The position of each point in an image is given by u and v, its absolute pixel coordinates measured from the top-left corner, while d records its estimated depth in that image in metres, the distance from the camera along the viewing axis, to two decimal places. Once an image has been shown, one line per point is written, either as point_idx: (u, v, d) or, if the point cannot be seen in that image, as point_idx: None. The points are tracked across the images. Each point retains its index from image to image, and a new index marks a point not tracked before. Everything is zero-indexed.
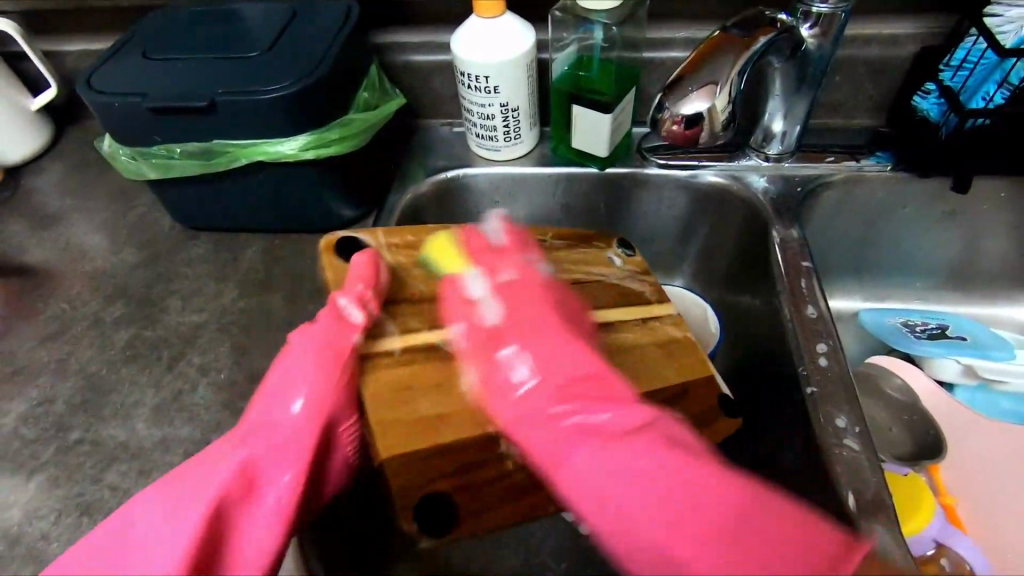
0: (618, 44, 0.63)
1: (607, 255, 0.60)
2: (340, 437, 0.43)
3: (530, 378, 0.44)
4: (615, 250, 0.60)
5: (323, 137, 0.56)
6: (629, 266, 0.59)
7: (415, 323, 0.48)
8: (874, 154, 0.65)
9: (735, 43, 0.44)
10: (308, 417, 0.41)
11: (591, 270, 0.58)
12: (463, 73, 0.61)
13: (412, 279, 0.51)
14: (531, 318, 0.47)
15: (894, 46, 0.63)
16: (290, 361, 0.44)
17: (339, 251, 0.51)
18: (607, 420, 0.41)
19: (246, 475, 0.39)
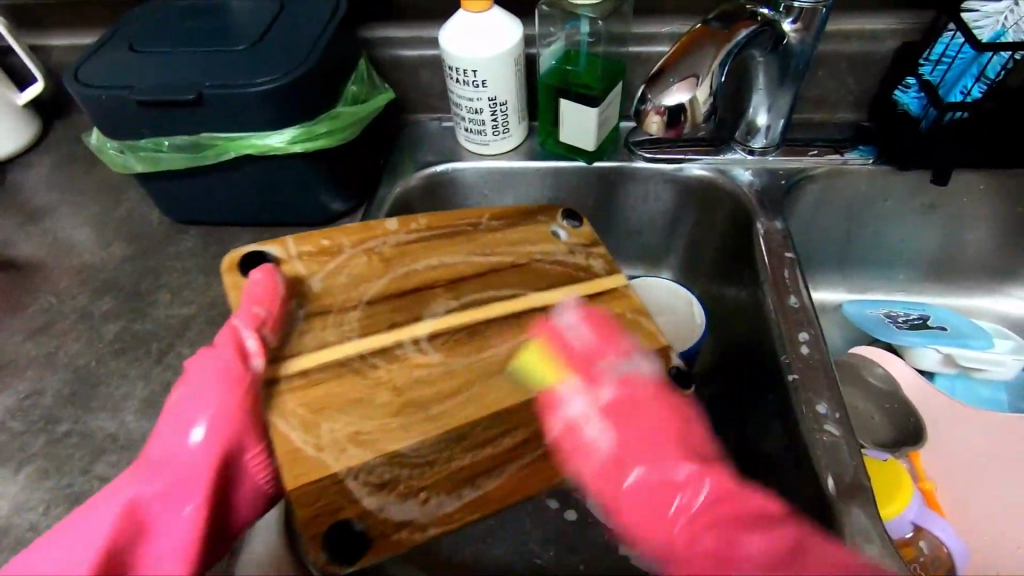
0: (604, 37, 0.64)
1: (550, 230, 0.56)
2: (250, 465, 0.42)
3: (601, 435, 0.45)
4: (560, 222, 0.57)
5: (312, 131, 0.56)
6: (574, 240, 0.56)
7: (329, 335, 0.46)
8: (857, 147, 0.66)
9: (715, 37, 0.44)
10: (207, 447, 0.40)
11: (532, 249, 0.54)
12: (451, 67, 0.62)
13: (329, 290, 0.49)
14: (649, 425, 0.45)
15: (875, 42, 0.64)
16: (187, 386, 0.42)
17: (243, 267, 0.48)
18: (682, 478, 0.43)
19: (132, 517, 0.37)
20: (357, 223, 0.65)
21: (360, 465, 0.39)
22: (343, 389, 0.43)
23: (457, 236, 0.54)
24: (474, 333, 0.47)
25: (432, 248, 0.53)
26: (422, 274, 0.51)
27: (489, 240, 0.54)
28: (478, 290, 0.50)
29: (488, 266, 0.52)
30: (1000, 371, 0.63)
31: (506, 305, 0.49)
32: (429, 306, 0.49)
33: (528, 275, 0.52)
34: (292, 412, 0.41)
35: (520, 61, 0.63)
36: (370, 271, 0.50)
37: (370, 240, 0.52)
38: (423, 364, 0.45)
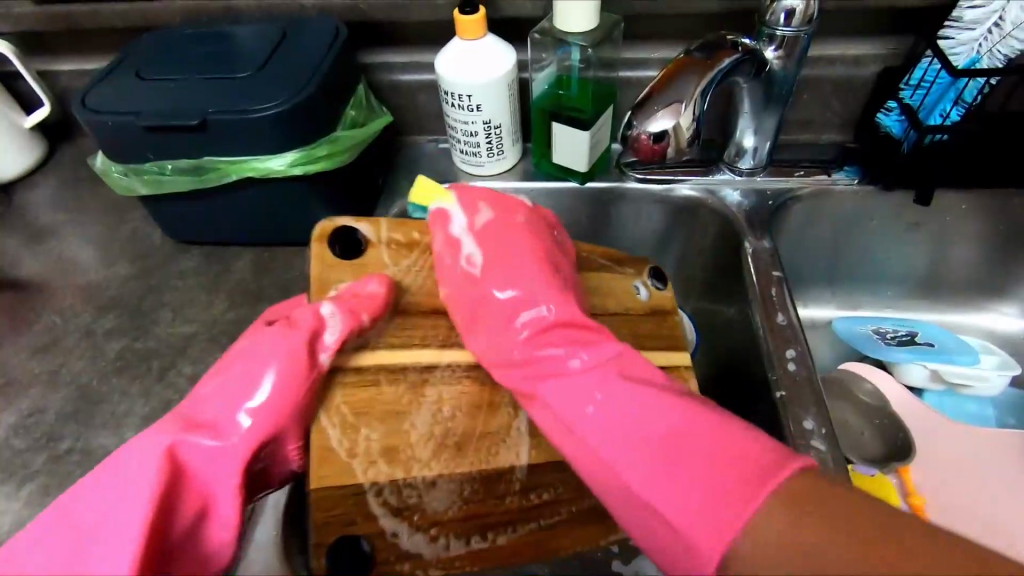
0: (593, 64, 0.64)
1: (634, 285, 0.57)
2: (285, 452, 0.45)
3: (511, 292, 0.49)
4: (644, 280, 0.58)
5: (312, 154, 0.58)
6: (652, 299, 0.56)
7: (401, 338, 0.49)
8: (843, 168, 0.68)
9: (699, 65, 0.46)
10: (261, 424, 0.43)
11: (610, 305, 0.56)
12: (447, 92, 0.64)
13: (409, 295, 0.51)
14: (506, 248, 0.52)
15: (858, 66, 0.66)
16: (252, 355, 0.45)
17: (332, 243, 0.52)
18: (579, 361, 0.46)
19: (178, 473, 0.41)
20: None
21: (381, 483, 0.43)
22: (383, 414, 0.45)
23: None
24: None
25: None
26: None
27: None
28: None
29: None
30: (988, 386, 0.65)
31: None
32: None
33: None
34: (336, 416, 0.45)
35: (513, 85, 0.65)
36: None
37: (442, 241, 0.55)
38: (469, 387, 0.48)
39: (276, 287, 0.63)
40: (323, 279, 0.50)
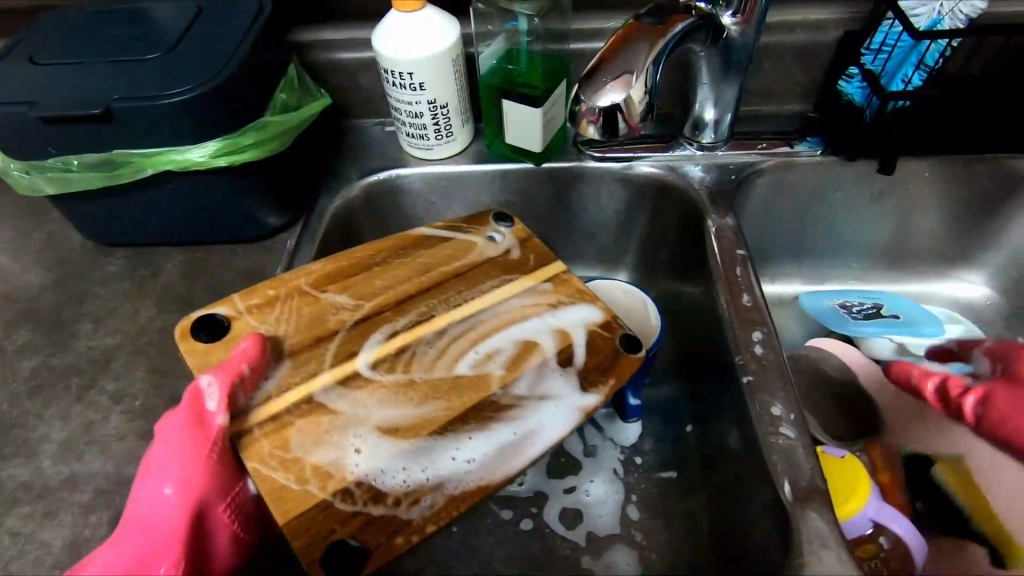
0: (541, 36, 0.61)
1: (485, 238, 0.56)
2: (223, 514, 0.41)
3: None
4: (493, 227, 0.57)
5: (237, 143, 0.53)
6: (509, 240, 0.56)
7: (300, 373, 0.44)
8: (805, 140, 0.66)
9: (648, 32, 0.42)
10: (179, 507, 0.39)
11: (461, 262, 0.54)
12: (387, 70, 0.59)
13: (289, 334, 0.47)
14: None
15: (818, 32, 0.63)
16: (161, 448, 0.41)
17: (196, 332, 0.46)
18: None
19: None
20: (296, 238, 0.61)
21: (347, 483, 0.40)
22: (314, 436, 0.41)
23: (402, 255, 0.54)
24: (420, 336, 0.48)
25: (379, 272, 0.52)
26: (369, 297, 0.50)
27: (431, 250, 0.54)
28: (452, 296, 0.51)
29: (436, 280, 0.52)
30: None
31: (456, 310, 0.50)
32: (375, 331, 0.48)
33: (474, 280, 0.52)
34: (269, 457, 0.40)
35: (459, 61, 0.60)
36: (319, 308, 0.49)
37: (305, 267, 0.52)
38: (388, 377, 0.45)
39: (209, 289, 0.58)
40: (201, 364, 0.44)
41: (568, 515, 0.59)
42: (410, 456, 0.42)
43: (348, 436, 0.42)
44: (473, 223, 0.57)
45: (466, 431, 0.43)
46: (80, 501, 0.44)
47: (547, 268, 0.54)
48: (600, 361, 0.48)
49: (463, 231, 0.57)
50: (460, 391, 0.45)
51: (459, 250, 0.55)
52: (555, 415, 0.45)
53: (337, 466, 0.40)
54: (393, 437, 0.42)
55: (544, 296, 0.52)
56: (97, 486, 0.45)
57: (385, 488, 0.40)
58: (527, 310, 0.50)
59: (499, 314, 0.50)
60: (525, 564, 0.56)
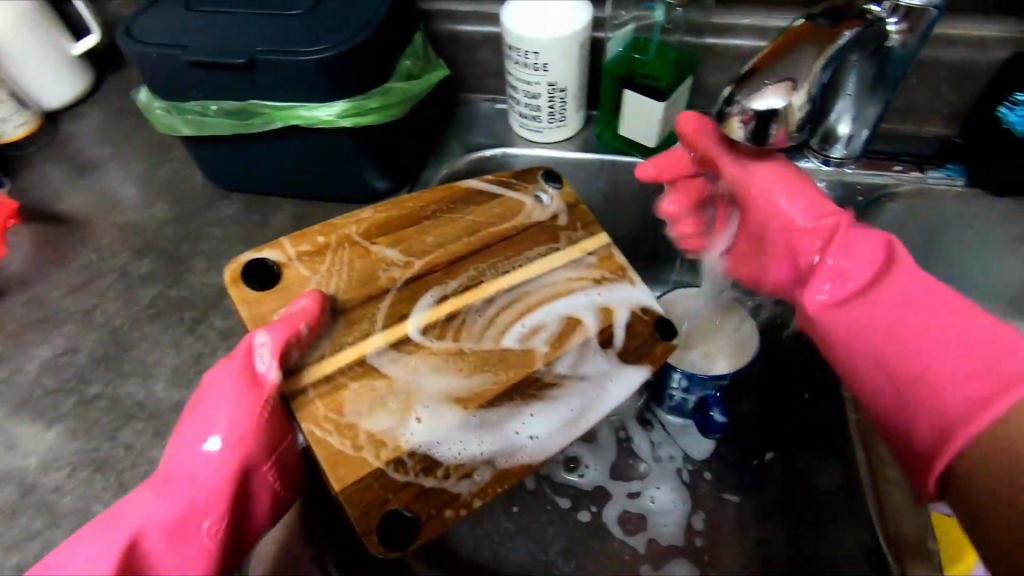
0: (681, 27, 0.59)
1: (532, 197, 0.53)
2: (261, 477, 0.42)
3: None
4: (541, 186, 0.54)
5: (362, 106, 0.54)
6: (558, 203, 0.53)
7: (350, 333, 0.44)
8: (944, 166, 0.60)
9: (819, 34, 0.38)
10: (225, 458, 0.40)
11: (509, 222, 0.52)
12: (512, 47, 0.58)
13: (343, 289, 0.46)
14: None
15: (982, 50, 0.57)
16: (209, 398, 0.42)
17: (248, 281, 0.46)
18: None
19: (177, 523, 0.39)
20: None
21: (400, 453, 0.40)
22: (370, 401, 0.42)
23: (452, 211, 0.52)
24: (467, 303, 0.47)
25: (429, 226, 0.51)
26: (421, 254, 0.49)
27: (481, 206, 0.52)
28: (499, 261, 0.49)
29: (483, 243, 0.50)
30: None
31: (505, 279, 0.48)
32: (425, 294, 0.47)
33: (519, 248, 0.50)
34: (326, 420, 0.41)
35: (585, 45, 0.59)
36: (369, 262, 0.48)
37: (357, 216, 0.50)
38: (436, 347, 0.45)
39: None
40: (256, 316, 0.45)
41: (629, 518, 0.58)
42: (465, 430, 0.42)
43: (408, 410, 0.42)
44: (521, 180, 0.54)
45: (516, 407, 0.43)
46: None
47: (594, 238, 0.52)
48: (638, 344, 0.47)
49: (512, 186, 0.54)
50: (504, 366, 0.45)
51: (509, 208, 0.52)
52: (593, 395, 0.45)
53: (393, 435, 0.41)
54: (454, 408, 0.43)
55: (592, 271, 0.50)
56: None
57: (439, 459, 0.41)
58: (570, 284, 0.49)
59: (545, 287, 0.48)
60: (582, 561, 0.56)
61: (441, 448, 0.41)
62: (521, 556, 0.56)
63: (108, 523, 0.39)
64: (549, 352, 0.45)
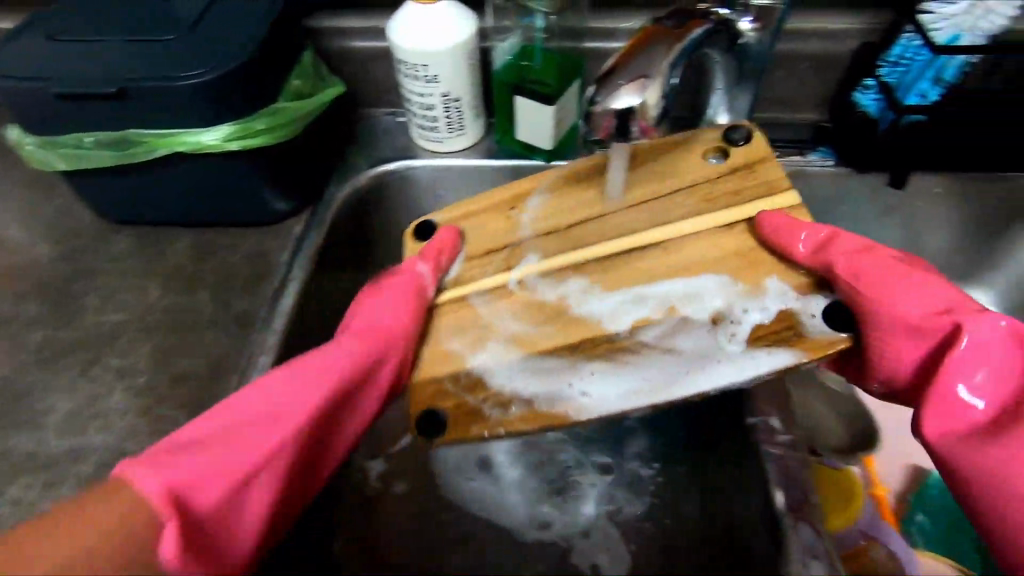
0: (557, 33, 0.62)
1: (669, 160, 0.52)
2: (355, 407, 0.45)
3: None
4: (714, 151, 0.51)
5: (249, 127, 0.53)
6: (726, 167, 0.50)
7: (474, 272, 0.52)
8: (817, 149, 0.65)
9: (667, 34, 0.40)
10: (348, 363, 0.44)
11: (665, 183, 0.51)
12: (402, 61, 0.59)
13: (490, 231, 0.54)
14: None
15: (835, 41, 0.62)
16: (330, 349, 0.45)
17: (418, 236, 0.54)
18: None
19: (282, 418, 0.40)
20: (304, 224, 0.62)
21: (455, 372, 0.47)
22: (459, 323, 0.49)
23: (695, 170, 0.51)
24: (582, 268, 0.49)
25: (592, 185, 0.54)
26: (563, 217, 0.52)
27: (690, 169, 0.51)
28: (598, 230, 0.51)
29: (643, 203, 0.51)
30: None
31: (592, 250, 0.50)
32: (528, 253, 0.51)
33: (701, 209, 0.49)
34: (449, 333, 0.49)
35: (474, 55, 0.60)
36: (504, 221, 0.54)
37: (580, 188, 0.53)
38: (518, 298, 0.49)
39: (216, 271, 0.59)
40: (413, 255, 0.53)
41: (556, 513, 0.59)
42: (519, 368, 0.46)
43: (469, 362, 0.47)
44: (708, 139, 0.52)
45: (575, 362, 0.46)
46: (80, 474, 0.45)
47: (754, 206, 0.48)
48: (767, 325, 0.43)
49: (685, 139, 0.53)
50: (566, 331, 0.47)
51: (760, 172, 0.50)
52: (676, 369, 0.44)
53: (462, 358, 0.48)
54: (516, 347, 0.47)
55: (755, 260, 0.46)
56: (97, 460, 0.46)
57: (491, 383, 0.47)
58: (680, 266, 0.47)
59: (713, 260, 0.46)
60: (513, 558, 0.57)
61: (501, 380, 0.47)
62: (454, 560, 0.57)
63: (225, 434, 0.38)
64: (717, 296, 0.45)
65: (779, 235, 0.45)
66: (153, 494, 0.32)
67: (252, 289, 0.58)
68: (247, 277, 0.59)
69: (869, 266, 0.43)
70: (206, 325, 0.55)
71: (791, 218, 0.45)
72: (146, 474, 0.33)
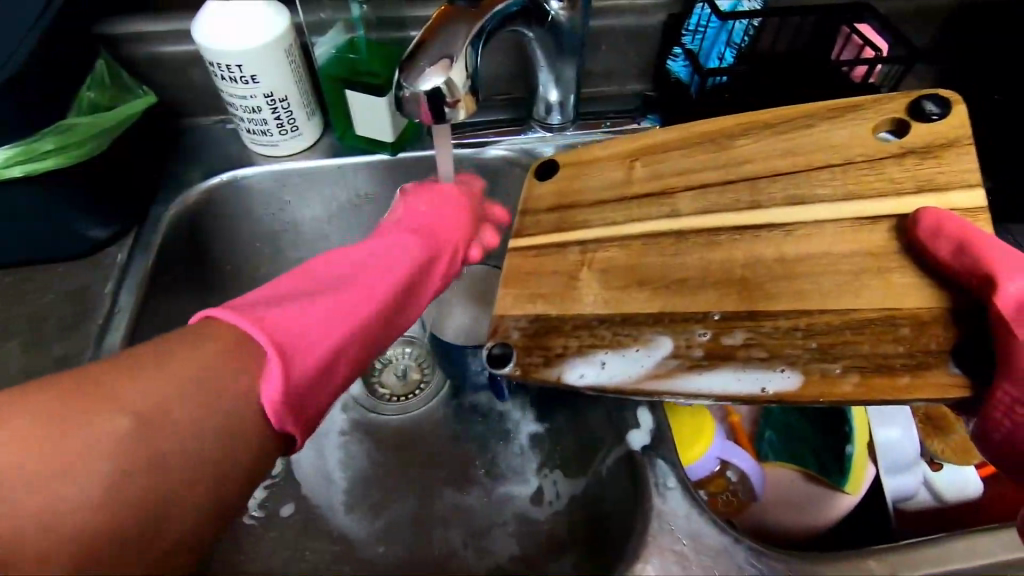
0: (375, 24, 0.61)
1: (835, 134, 0.48)
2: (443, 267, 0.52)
3: None
4: (926, 111, 0.46)
5: (31, 150, 0.48)
6: (911, 141, 0.46)
7: (581, 218, 0.51)
8: (644, 118, 0.70)
9: (465, 14, 0.41)
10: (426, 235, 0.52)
11: (813, 151, 0.48)
12: (212, 63, 0.55)
13: (587, 188, 0.53)
14: None
15: (644, 15, 0.67)
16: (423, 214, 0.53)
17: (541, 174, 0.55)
18: None
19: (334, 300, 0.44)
20: (127, 251, 0.57)
21: (562, 325, 0.46)
22: (542, 275, 0.49)
23: (884, 163, 0.46)
24: (679, 244, 0.48)
25: (685, 152, 0.52)
26: (671, 190, 0.50)
27: (846, 141, 0.48)
28: (710, 201, 0.49)
29: (733, 174, 0.49)
30: None
31: (720, 218, 0.48)
32: (650, 218, 0.49)
33: (810, 183, 0.47)
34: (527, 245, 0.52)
35: (294, 52, 0.57)
36: (628, 177, 0.52)
37: (733, 145, 0.50)
38: (615, 275, 0.48)
39: (25, 318, 0.54)
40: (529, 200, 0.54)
41: (445, 502, 0.60)
42: (602, 351, 0.45)
43: (597, 349, 0.45)
44: (891, 110, 0.47)
45: (642, 335, 0.45)
46: None
47: (916, 199, 0.44)
48: (859, 345, 0.41)
49: (852, 111, 0.48)
50: (656, 314, 0.45)
51: (946, 158, 0.45)
52: (715, 377, 0.42)
53: (551, 326, 0.46)
54: (567, 322, 0.46)
55: (890, 273, 0.42)
56: None
57: (564, 377, 0.44)
58: (769, 260, 0.45)
59: (838, 257, 0.44)
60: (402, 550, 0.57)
61: (590, 342, 0.45)
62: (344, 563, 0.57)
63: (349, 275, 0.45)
64: (820, 323, 0.42)
65: (930, 241, 0.41)
66: (238, 321, 0.35)
67: (71, 330, 0.53)
68: (63, 317, 0.54)
69: (1011, 266, 0.38)
70: (17, 381, 0.51)
71: (961, 220, 0.41)
72: (249, 323, 0.36)
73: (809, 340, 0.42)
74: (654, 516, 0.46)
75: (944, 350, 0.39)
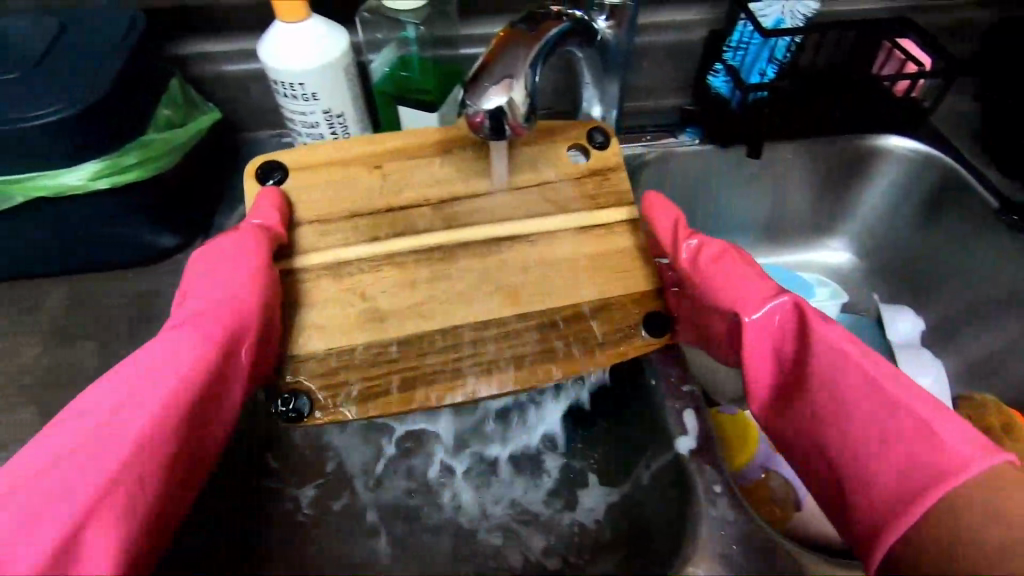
0: (429, 44, 0.62)
1: (567, 154, 0.57)
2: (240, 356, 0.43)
3: None
4: (586, 142, 0.58)
5: (119, 163, 0.51)
6: (593, 159, 0.57)
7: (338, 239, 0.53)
8: (685, 131, 0.72)
9: (526, 37, 0.43)
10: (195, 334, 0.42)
11: (540, 170, 0.56)
12: (277, 82, 0.58)
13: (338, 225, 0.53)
14: None
15: (685, 32, 0.69)
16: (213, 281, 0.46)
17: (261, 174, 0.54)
18: None
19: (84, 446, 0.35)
20: None
21: (393, 344, 0.50)
22: (338, 305, 0.51)
23: (584, 179, 0.56)
24: (449, 259, 0.53)
25: (407, 171, 0.55)
26: (390, 212, 0.54)
27: (552, 167, 0.56)
28: (472, 216, 0.54)
29: (443, 198, 0.55)
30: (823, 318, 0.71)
31: (485, 230, 0.53)
32: (372, 246, 0.52)
33: (517, 208, 0.55)
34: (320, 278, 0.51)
35: (352, 70, 0.60)
36: (362, 189, 0.54)
37: (466, 155, 0.56)
38: (399, 291, 0.51)
39: (99, 320, 0.57)
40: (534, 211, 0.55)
41: (486, 505, 0.61)
42: (358, 381, 0.49)
43: (432, 369, 0.49)
44: (569, 137, 0.58)
45: (447, 358, 0.50)
46: None
47: (608, 212, 0.55)
48: (620, 321, 0.52)
49: (561, 132, 0.58)
50: (408, 343, 0.50)
51: (614, 179, 0.57)
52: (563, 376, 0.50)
53: (354, 353, 0.50)
54: (348, 348, 0.50)
55: (616, 269, 0.53)
56: None
57: (350, 406, 0.48)
58: (534, 278, 0.52)
59: (573, 261, 0.53)
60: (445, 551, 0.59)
61: (419, 363, 0.50)
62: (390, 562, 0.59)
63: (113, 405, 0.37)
64: (586, 326, 0.51)
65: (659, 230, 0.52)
66: None
67: (142, 333, 0.57)
68: (135, 321, 0.57)
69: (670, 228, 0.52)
70: (92, 379, 0.54)
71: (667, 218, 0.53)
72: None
73: (582, 335, 0.51)
74: (703, 522, 0.47)
75: (639, 321, 0.52)
